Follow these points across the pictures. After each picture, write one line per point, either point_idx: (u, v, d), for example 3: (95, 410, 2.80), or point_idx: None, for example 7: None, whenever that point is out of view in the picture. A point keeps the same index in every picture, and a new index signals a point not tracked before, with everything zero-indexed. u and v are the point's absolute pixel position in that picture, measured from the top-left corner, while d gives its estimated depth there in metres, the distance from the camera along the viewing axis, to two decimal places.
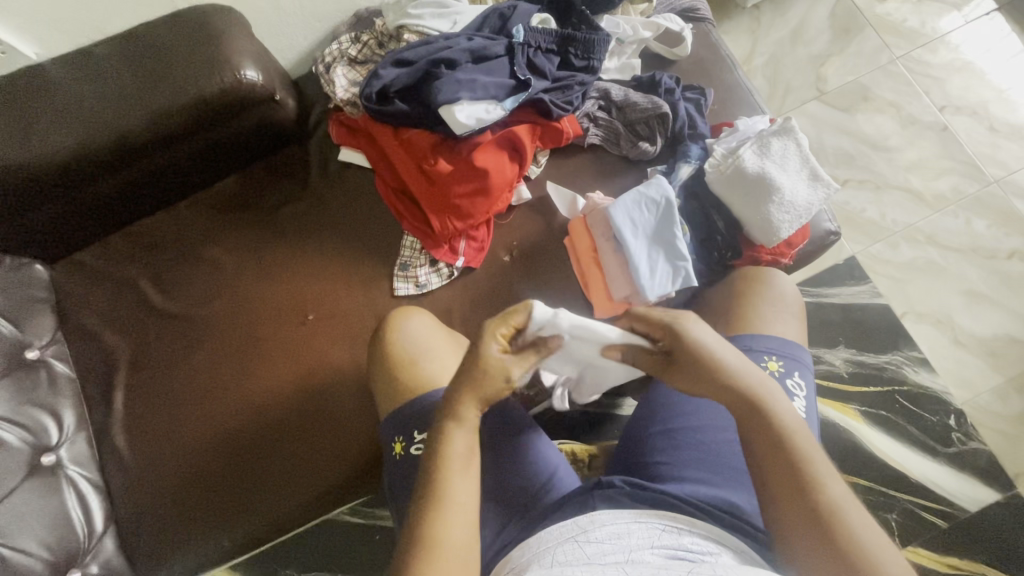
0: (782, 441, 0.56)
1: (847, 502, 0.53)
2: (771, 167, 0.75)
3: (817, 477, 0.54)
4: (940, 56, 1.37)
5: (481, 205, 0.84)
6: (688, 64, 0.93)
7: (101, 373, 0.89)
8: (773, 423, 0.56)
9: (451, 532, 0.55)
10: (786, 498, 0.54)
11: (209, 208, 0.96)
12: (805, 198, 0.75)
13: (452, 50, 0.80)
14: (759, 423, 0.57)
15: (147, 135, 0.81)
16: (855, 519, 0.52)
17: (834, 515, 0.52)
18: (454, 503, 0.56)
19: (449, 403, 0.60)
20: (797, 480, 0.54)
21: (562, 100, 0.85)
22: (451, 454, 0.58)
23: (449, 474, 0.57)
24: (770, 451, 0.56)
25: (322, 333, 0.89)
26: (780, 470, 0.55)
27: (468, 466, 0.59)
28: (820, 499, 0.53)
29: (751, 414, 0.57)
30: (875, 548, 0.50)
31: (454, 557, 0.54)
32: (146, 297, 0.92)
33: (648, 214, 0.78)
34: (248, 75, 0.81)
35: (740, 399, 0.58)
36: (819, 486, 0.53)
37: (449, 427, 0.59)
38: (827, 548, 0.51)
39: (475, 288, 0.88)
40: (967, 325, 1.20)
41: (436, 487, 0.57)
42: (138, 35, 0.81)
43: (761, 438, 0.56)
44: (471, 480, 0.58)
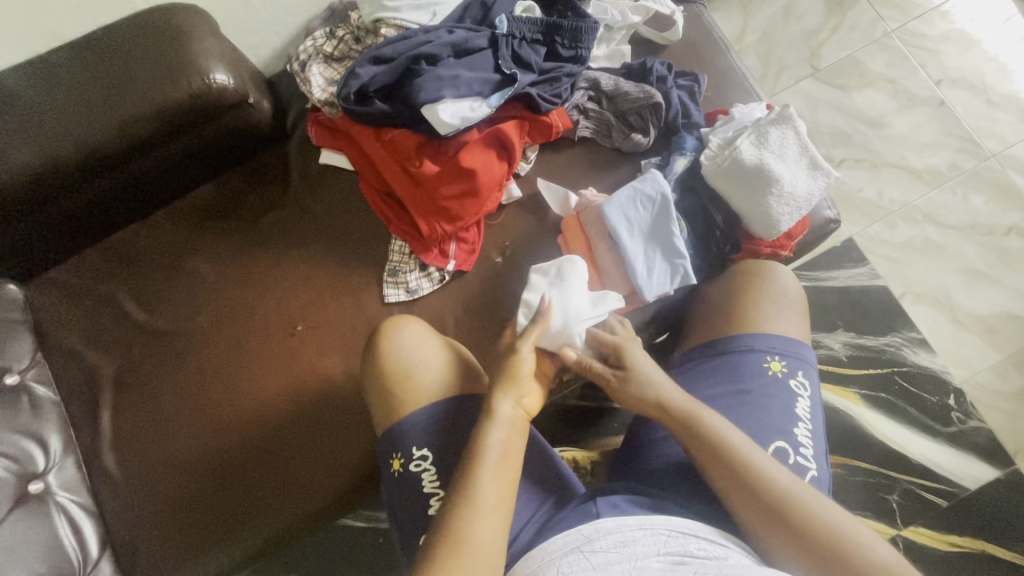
0: (721, 457, 0.59)
1: (800, 490, 0.57)
2: (767, 157, 0.72)
3: (762, 474, 0.57)
4: (936, 27, 1.33)
5: (470, 207, 0.81)
6: (680, 49, 0.89)
7: (87, 394, 0.86)
8: (707, 443, 0.60)
9: (478, 529, 0.55)
10: (743, 499, 0.57)
11: (187, 217, 0.92)
12: (806, 187, 0.73)
13: (432, 45, 0.76)
14: (690, 435, 0.61)
15: (115, 146, 0.77)
16: (808, 502, 0.56)
17: (788, 507, 0.56)
18: (482, 502, 0.57)
19: (487, 397, 0.63)
20: (744, 482, 0.57)
21: (550, 93, 0.81)
22: (486, 450, 0.60)
23: (481, 471, 0.58)
24: (711, 459, 0.59)
25: (312, 344, 0.87)
26: (729, 481, 0.58)
27: (502, 465, 0.59)
28: (773, 497, 0.56)
29: (688, 436, 0.61)
30: (836, 524, 0.55)
31: (480, 554, 0.55)
32: (128, 314, 0.88)
33: (643, 212, 0.75)
34: (217, 78, 0.77)
35: (672, 425, 0.62)
36: (767, 482, 0.57)
37: (487, 425, 0.61)
38: (791, 538, 0.55)
39: (468, 291, 0.85)
40: (966, 304, 1.19)
41: (467, 487, 0.57)
42: (99, 39, 0.77)
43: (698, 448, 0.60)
44: (502, 480, 0.59)
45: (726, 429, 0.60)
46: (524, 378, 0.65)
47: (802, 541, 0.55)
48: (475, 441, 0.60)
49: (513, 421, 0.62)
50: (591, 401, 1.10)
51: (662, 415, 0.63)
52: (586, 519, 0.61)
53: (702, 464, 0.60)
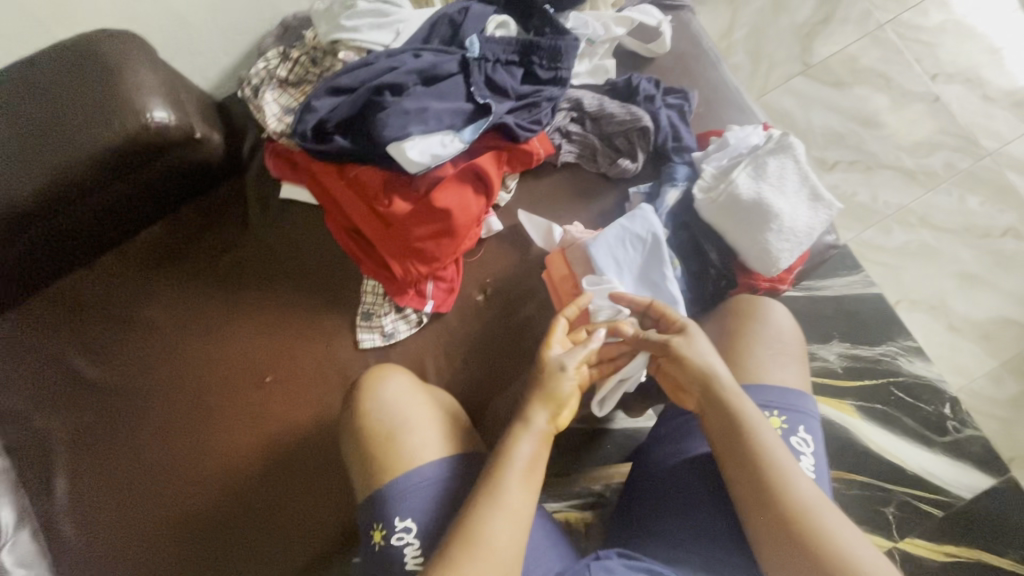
0: (747, 445, 0.57)
1: (819, 504, 0.54)
2: (766, 189, 0.67)
3: (782, 484, 0.55)
4: (931, 19, 1.27)
5: (447, 246, 0.74)
6: (668, 62, 0.83)
7: (39, 459, 0.79)
8: (736, 426, 0.58)
9: (493, 531, 0.54)
10: (751, 503, 0.55)
11: (138, 261, 0.84)
12: (806, 222, 0.68)
13: (396, 73, 0.68)
14: (720, 420, 0.59)
15: (45, 194, 0.68)
16: (826, 521, 0.53)
17: (804, 523, 0.53)
18: (508, 503, 0.56)
19: (524, 404, 0.62)
20: (759, 485, 0.55)
21: (529, 120, 0.74)
22: (518, 455, 0.59)
23: (511, 474, 0.57)
24: (731, 452, 0.57)
25: (283, 395, 0.81)
26: (743, 472, 0.56)
27: (531, 473, 0.59)
28: (784, 500, 0.54)
29: (719, 416, 0.59)
30: (847, 549, 0.51)
31: (494, 558, 0.53)
32: (80, 370, 0.81)
33: (633, 252, 0.70)
34: (156, 116, 0.68)
35: (710, 400, 0.60)
36: (786, 494, 0.54)
37: (520, 431, 0.60)
38: (788, 547, 0.53)
39: (447, 333, 0.80)
40: (962, 310, 1.17)
41: (495, 487, 0.57)
42: (19, 75, 0.68)
43: (721, 437, 0.58)
44: (529, 486, 0.58)
45: (760, 424, 0.58)
46: (565, 397, 0.62)
47: (803, 552, 0.52)
48: (506, 446, 0.60)
49: (545, 433, 0.61)
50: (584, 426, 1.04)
51: (705, 389, 0.60)
52: None
53: (719, 449, 0.59)
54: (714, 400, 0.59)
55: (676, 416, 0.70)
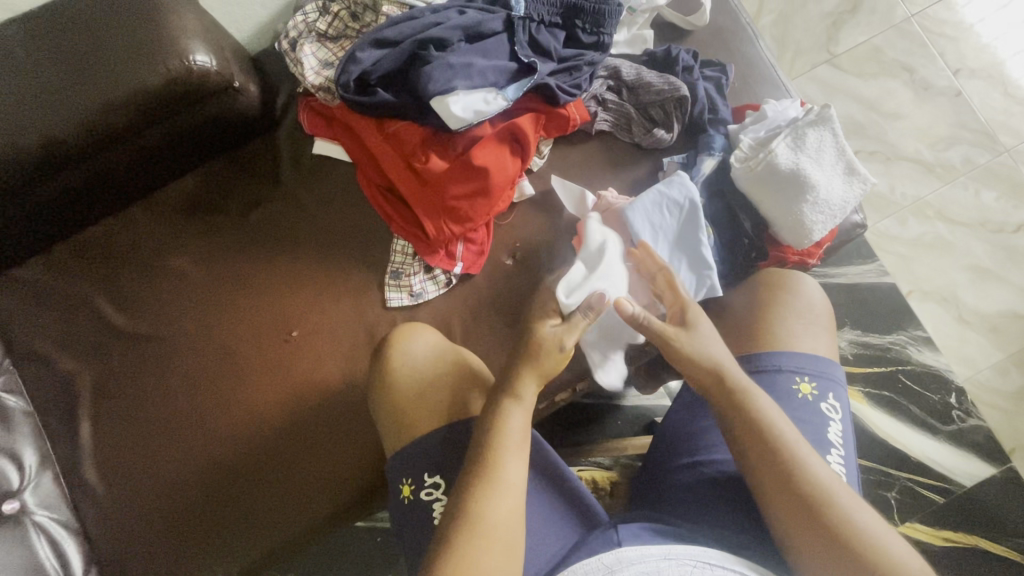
0: (766, 432, 0.56)
1: (838, 488, 0.54)
2: (803, 158, 0.68)
3: (804, 473, 0.54)
4: (956, 14, 1.28)
5: (481, 207, 0.75)
6: (705, 36, 0.83)
7: (63, 404, 0.79)
8: (753, 416, 0.57)
9: (496, 508, 0.54)
10: (776, 494, 0.55)
11: (167, 211, 0.84)
12: (841, 195, 0.69)
13: (442, 28, 0.68)
14: (740, 415, 0.57)
15: (85, 137, 0.68)
16: (848, 506, 0.53)
17: (826, 508, 0.52)
18: (504, 481, 0.56)
19: (510, 375, 0.61)
20: (784, 475, 0.54)
21: (570, 84, 0.75)
22: (510, 431, 0.58)
23: (504, 450, 0.57)
24: (753, 441, 0.56)
25: (308, 352, 0.81)
26: (762, 457, 0.56)
27: (522, 445, 0.58)
28: (806, 483, 0.54)
29: (734, 404, 0.58)
30: (865, 527, 0.52)
31: (497, 536, 0.53)
32: (106, 316, 0.81)
33: (669, 218, 0.71)
34: (199, 59, 0.68)
35: (723, 393, 0.59)
36: (809, 481, 0.54)
37: (508, 404, 0.59)
38: (812, 528, 0.52)
39: (475, 296, 0.80)
40: (971, 302, 1.18)
41: (492, 465, 0.56)
42: (62, 15, 0.68)
43: (743, 428, 0.57)
44: (518, 458, 0.57)
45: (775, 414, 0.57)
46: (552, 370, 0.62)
47: (826, 531, 0.52)
48: (497, 422, 0.59)
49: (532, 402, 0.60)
50: (595, 399, 1.08)
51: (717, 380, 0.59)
52: (607, 547, 0.57)
53: (738, 436, 0.58)
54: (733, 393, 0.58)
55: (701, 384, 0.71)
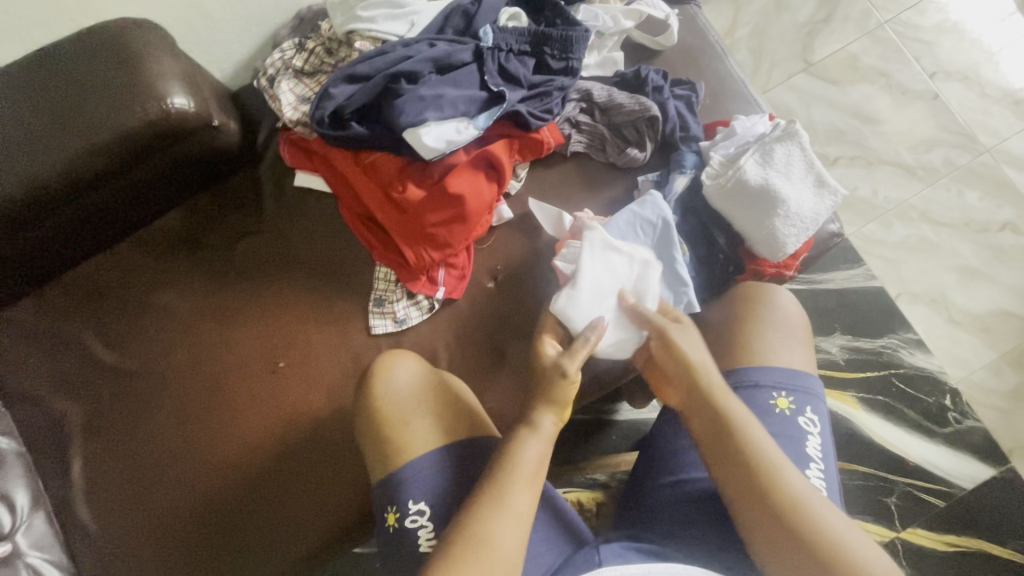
0: (735, 434, 0.57)
1: (809, 495, 0.54)
2: (771, 172, 0.69)
3: (773, 478, 0.55)
4: (929, 18, 1.29)
5: (460, 233, 0.76)
6: (675, 55, 0.85)
7: (55, 443, 0.80)
8: (723, 417, 0.58)
9: (502, 532, 0.55)
10: (745, 498, 0.55)
11: (154, 248, 0.85)
12: (812, 208, 0.69)
13: (412, 61, 0.69)
14: (708, 414, 0.59)
15: (68, 182, 0.70)
16: (819, 513, 0.53)
17: (795, 515, 0.53)
18: (511, 504, 0.57)
19: (529, 410, 0.63)
20: (754, 480, 0.55)
21: (541, 109, 0.76)
22: (521, 460, 0.60)
23: (515, 477, 0.59)
24: (720, 440, 0.58)
25: (294, 383, 0.81)
26: (726, 457, 0.57)
27: (536, 474, 0.60)
28: (775, 490, 0.54)
29: (704, 409, 0.60)
30: (838, 535, 0.52)
31: (500, 561, 0.54)
32: (95, 355, 0.82)
33: (643, 237, 0.72)
34: (176, 102, 0.70)
35: (695, 395, 0.61)
36: (779, 486, 0.54)
37: (524, 436, 0.62)
38: (779, 527, 0.53)
39: (459, 320, 0.81)
40: (961, 303, 1.18)
41: (501, 486, 0.58)
42: (44, 63, 0.69)
43: (711, 429, 0.59)
44: (532, 488, 0.59)
45: (747, 414, 0.59)
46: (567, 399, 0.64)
47: (791, 533, 0.52)
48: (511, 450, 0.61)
49: (551, 436, 0.63)
50: (589, 415, 1.07)
51: (690, 383, 0.62)
52: (588, 567, 0.57)
53: (707, 436, 0.59)
54: (702, 394, 0.61)
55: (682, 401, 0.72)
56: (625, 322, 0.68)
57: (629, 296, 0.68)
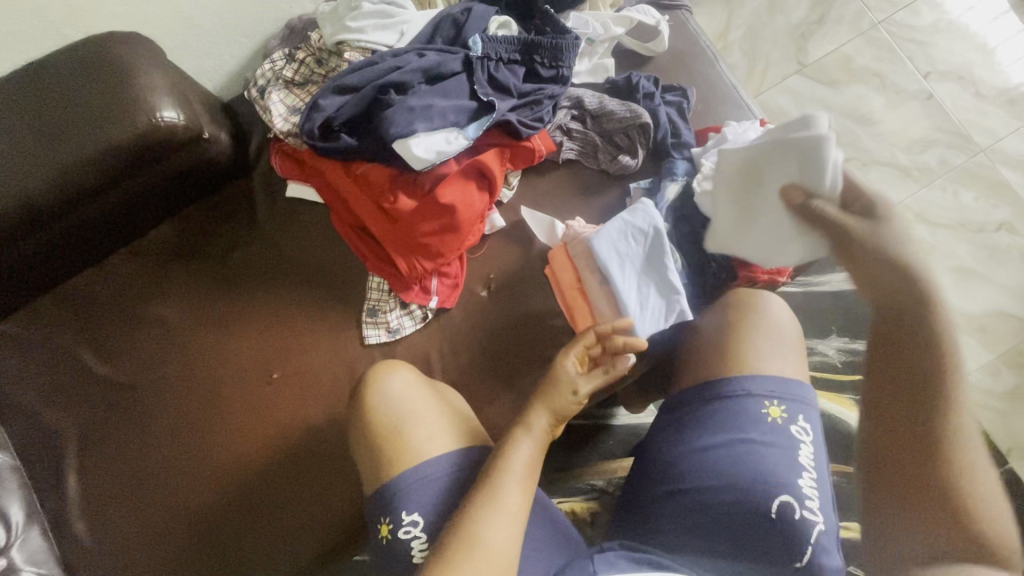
0: (945, 358, 0.53)
1: (971, 443, 0.53)
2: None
3: (945, 416, 0.52)
4: (923, 18, 1.29)
5: (452, 242, 0.76)
6: (666, 60, 0.85)
7: (50, 456, 0.80)
8: (938, 336, 0.53)
9: (493, 530, 0.57)
10: (905, 423, 0.54)
11: (147, 260, 0.85)
12: None
13: (401, 72, 0.69)
14: (905, 328, 0.55)
15: (58, 196, 0.70)
16: (971, 466, 0.52)
17: (944, 456, 0.52)
18: (506, 503, 0.59)
19: (524, 411, 0.65)
20: (924, 412, 0.53)
21: (531, 117, 0.76)
22: (515, 459, 0.61)
23: (508, 477, 0.60)
24: (914, 359, 0.54)
25: (289, 393, 0.81)
26: (905, 379, 0.54)
27: (529, 475, 0.61)
28: (942, 429, 0.52)
29: (907, 321, 0.55)
30: (983, 494, 0.51)
31: (491, 558, 0.56)
32: (89, 368, 0.82)
33: (635, 245, 0.72)
34: (166, 116, 0.70)
35: (905, 307, 0.55)
36: (949, 426, 0.52)
37: (517, 435, 0.63)
38: (922, 466, 0.52)
39: (452, 329, 0.81)
40: (958, 304, 1.18)
41: (495, 487, 0.59)
42: (32, 79, 0.69)
43: (909, 344, 0.54)
44: (525, 488, 0.61)
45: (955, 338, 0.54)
46: (564, 411, 0.65)
47: (932, 475, 0.52)
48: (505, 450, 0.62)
49: (543, 434, 0.64)
50: (587, 420, 1.07)
51: (895, 292, 0.55)
52: None
53: (905, 350, 0.54)
54: (901, 308, 0.55)
55: (676, 409, 0.69)
56: (795, 222, 0.62)
57: (795, 193, 0.61)
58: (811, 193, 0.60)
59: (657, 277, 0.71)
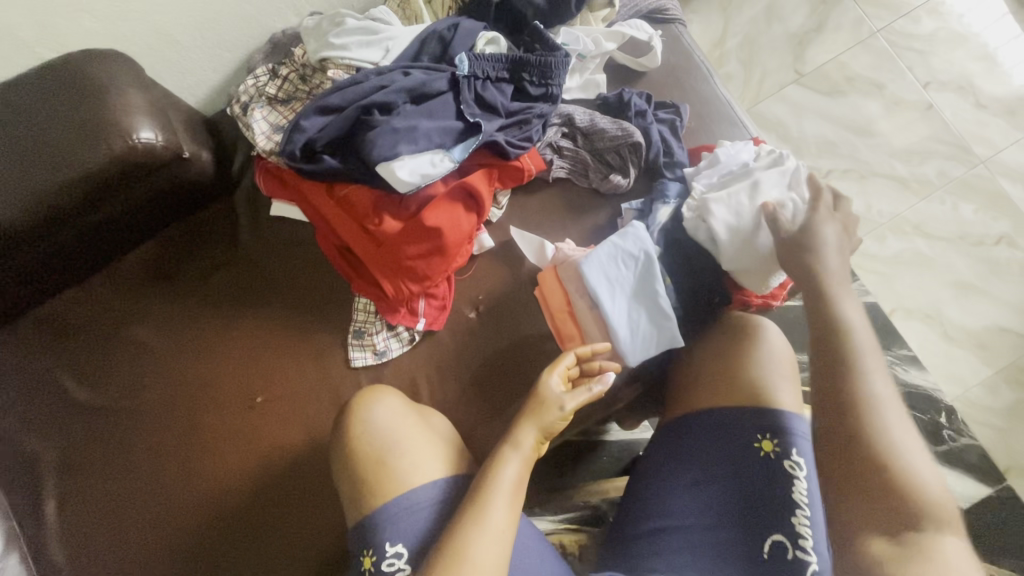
0: (852, 351, 0.57)
1: (903, 443, 0.53)
2: (767, 195, 0.68)
3: (868, 406, 0.54)
4: (923, 26, 1.27)
5: (438, 265, 0.74)
6: (659, 76, 0.83)
7: (30, 482, 0.78)
8: (840, 328, 0.58)
9: (480, 548, 0.56)
10: (832, 418, 0.55)
11: (129, 281, 0.84)
12: None
13: (385, 92, 0.67)
14: (824, 317, 0.59)
15: (33, 221, 0.68)
16: (900, 459, 0.52)
17: (879, 449, 0.52)
18: (491, 520, 0.58)
19: (513, 426, 0.64)
20: (847, 404, 0.54)
21: (520, 137, 0.74)
22: (502, 476, 0.61)
23: (494, 495, 0.60)
24: (828, 351, 0.58)
25: (273, 417, 0.79)
26: (829, 372, 0.57)
27: (515, 493, 0.61)
28: (867, 416, 0.54)
29: (819, 312, 0.60)
30: (920, 484, 0.51)
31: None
32: (69, 392, 0.80)
33: (626, 270, 0.70)
34: (144, 136, 0.68)
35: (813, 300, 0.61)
36: (872, 414, 0.54)
37: (505, 451, 0.63)
38: (855, 458, 0.52)
39: (441, 351, 0.79)
40: (956, 318, 1.17)
41: (480, 505, 0.59)
42: (5, 98, 0.67)
43: (823, 338, 0.58)
44: (512, 506, 0.60)
45: (863, 327, 0.59)
46: (553, 427, 0.65)
47: (864, 462, 0.52)
48: (493, 467, 0.62)
49: (531, 451, 0.64)
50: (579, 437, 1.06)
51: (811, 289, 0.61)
52: None
53: (824, 345, 0.58)
54: (819, 296, 0.60)
55: (664, 444, 0.68)
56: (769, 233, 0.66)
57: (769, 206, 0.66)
58: (779, 207, 0.66)
59: (647, 306, 0.69)
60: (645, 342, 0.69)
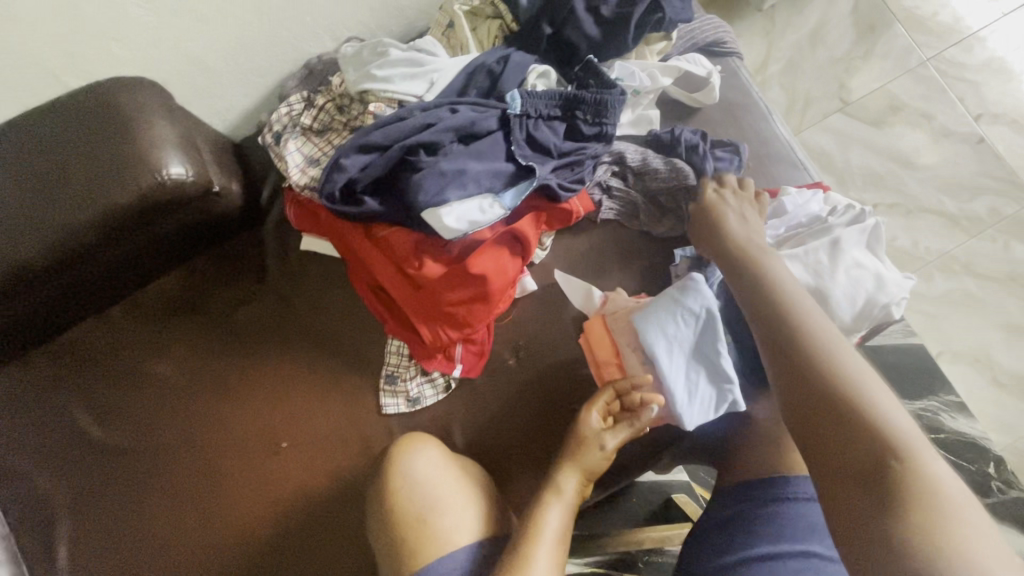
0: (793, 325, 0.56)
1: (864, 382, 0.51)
2: (848, 254, 0.65)
3: (824, 369, 0.52)
4: (975, 56, 1.22)
5: (479, 312, 0.70)
6: (715, 112, 0.78)
7: (42, 526, 0.74)
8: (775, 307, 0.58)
9: None
10: (798, 406, 0.52)
11: (149, 314, 0.79)
12: (897, 289, 0.64)
13: (431, 131, 0.63)
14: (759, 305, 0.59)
15: (56, 256, 0.64)
16: (867, 408, 0.48)
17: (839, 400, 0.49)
18: (534, 575, 0.56)
19: (554, 470, 0.65)
20: (804, 376, 0.52)
21: (571, 179, 0.70)
22: (545, 525, 0.60)
23: (538, 545, 0.58)
24: (771, 334, 0.57)
25: (298, 464, 0.75)
26: (781, 355, 0.55)
27: (558, 545, 0.59)
28: (823, 380, 0.51)
29: (755, 302, 0.60)
30: (892, 425, 0.47)
31: None
32: (85, 431, 0.76)
33: (685, 328, 0.66)
34: (173, 171, 0.64)
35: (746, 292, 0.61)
36: (831, 377, 0.51)
37: (547, 500, 0.63)
38: (831, 439, 0.48)
39: (478, 398, 0.74)
40: (1007, 363, 1.11)
41: (523, 558, 0.57)
42: (30, 126, 0.63)
43: (763, 322, 0.58)
44: (557, 562, 0.58)
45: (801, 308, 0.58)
46: (594, 469, 0.65)
47: (838, 437, 0.48)
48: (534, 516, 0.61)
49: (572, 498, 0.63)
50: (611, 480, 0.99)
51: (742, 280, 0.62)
52: None
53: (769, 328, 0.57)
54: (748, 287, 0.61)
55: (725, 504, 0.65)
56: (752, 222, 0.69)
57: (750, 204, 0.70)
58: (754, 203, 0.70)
59: (706, 363, 0.66)
60: (705, 401, 0.65)
